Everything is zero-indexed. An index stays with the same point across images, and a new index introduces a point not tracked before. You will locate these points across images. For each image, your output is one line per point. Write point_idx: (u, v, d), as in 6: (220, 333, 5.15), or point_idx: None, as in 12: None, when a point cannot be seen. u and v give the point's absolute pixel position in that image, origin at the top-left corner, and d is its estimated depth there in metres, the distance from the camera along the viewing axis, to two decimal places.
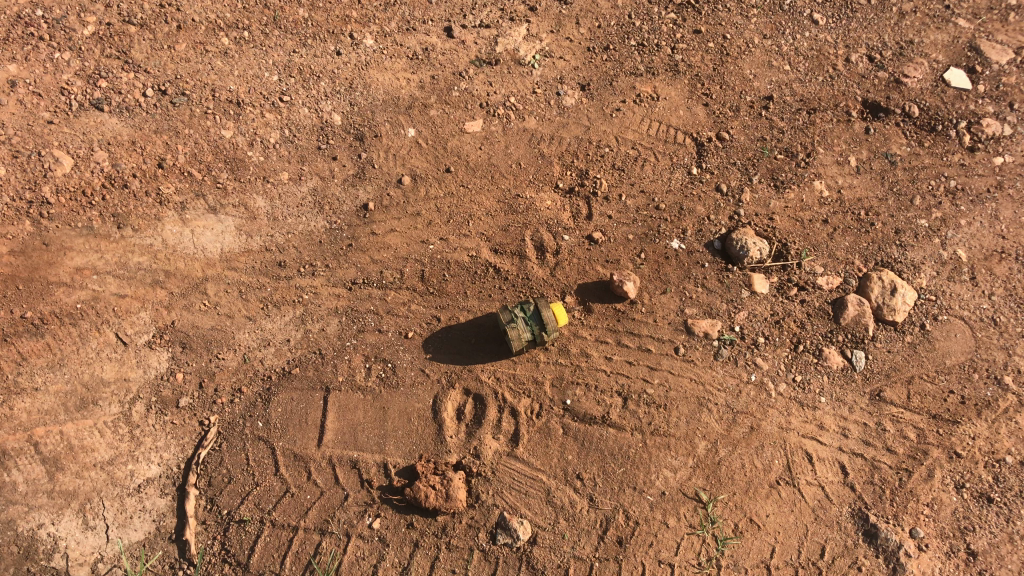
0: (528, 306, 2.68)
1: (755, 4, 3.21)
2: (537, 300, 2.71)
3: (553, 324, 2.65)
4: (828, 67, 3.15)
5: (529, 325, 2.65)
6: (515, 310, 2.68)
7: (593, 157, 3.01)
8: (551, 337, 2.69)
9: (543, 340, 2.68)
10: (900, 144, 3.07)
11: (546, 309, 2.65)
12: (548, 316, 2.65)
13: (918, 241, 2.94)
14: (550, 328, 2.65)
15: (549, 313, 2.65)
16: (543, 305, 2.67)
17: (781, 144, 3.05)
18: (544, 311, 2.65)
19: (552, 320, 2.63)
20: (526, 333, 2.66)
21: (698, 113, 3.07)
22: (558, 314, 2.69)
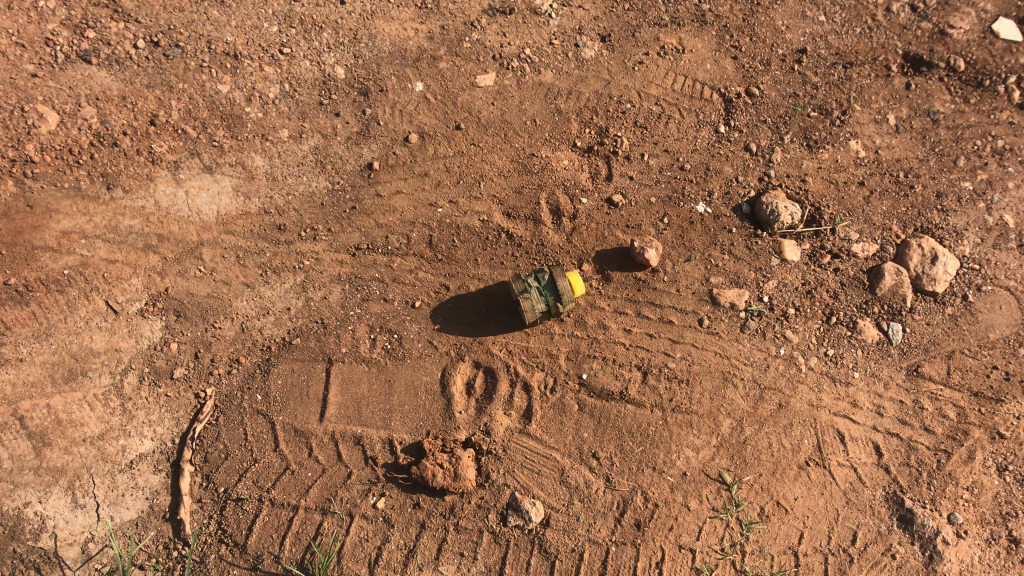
0: (542, 274, 2.53)
1: None
2: (552, 269, 2.55)
3: (569, 294, 2.50)
4: (867, 18, 2.90)
5: (543, 296, 2.51)
6: (528, 278, 2.53)
7: (613, 114, 2.82)
8: (568, 307, 2.54)
9: (559, 312, 2.53)
10: (944, 101, 2.85)
11: (563, 277, 2.50)
12: (564, 285, 2.50)
13: (961, 205, 2.76)
14: (566, 297, 2.50)
15: (565, 283, 2.50)
16: (558, 273, 2.51)
17: (814, 101, 2.85)
18: (559, 279, 2.50)
19: (568, 290, 2.49)
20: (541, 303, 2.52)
21: (726, 67, 2.87)
22: (575, 283, 2.54)
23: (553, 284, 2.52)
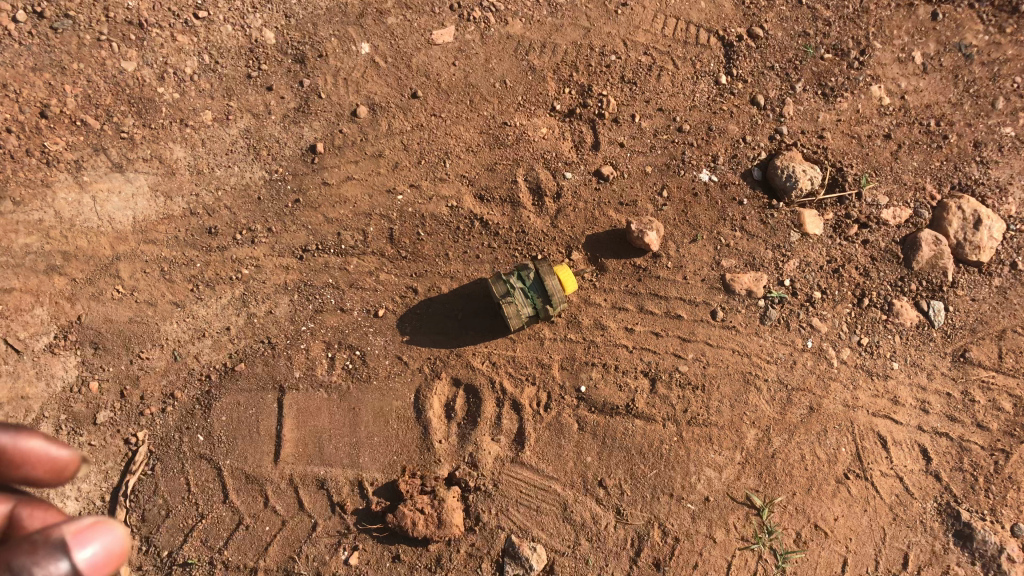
0: (524, 271, 2.13)
1: None
2: (535, 264, 2.15)
3: (558, 294, 2.11)
4: None
5: (529, 298, 2.12)
6: (508, 278, 2.13)
7: (595, 69, 2.39)
8: (558, 308, 2.15)
9: (548, 314, 2.15)
10: (976, 32, 2.42)
11: (549, 275, 2.10)
12: (552, 284, 2.10)
13: (1003, 155, 2.37)
14: (555, 299, 2.11)
15: (554, 281, 2.11)
16: (543, 270, 2.11)
17: (827, 40, 2.42)
18: (545, 278, 2.10)
19: (558, 291, 2.10)
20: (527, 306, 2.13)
21: (723, 4, 2.43)
22: (565, 279, 2.14)
23: (538, 282, 2.12)
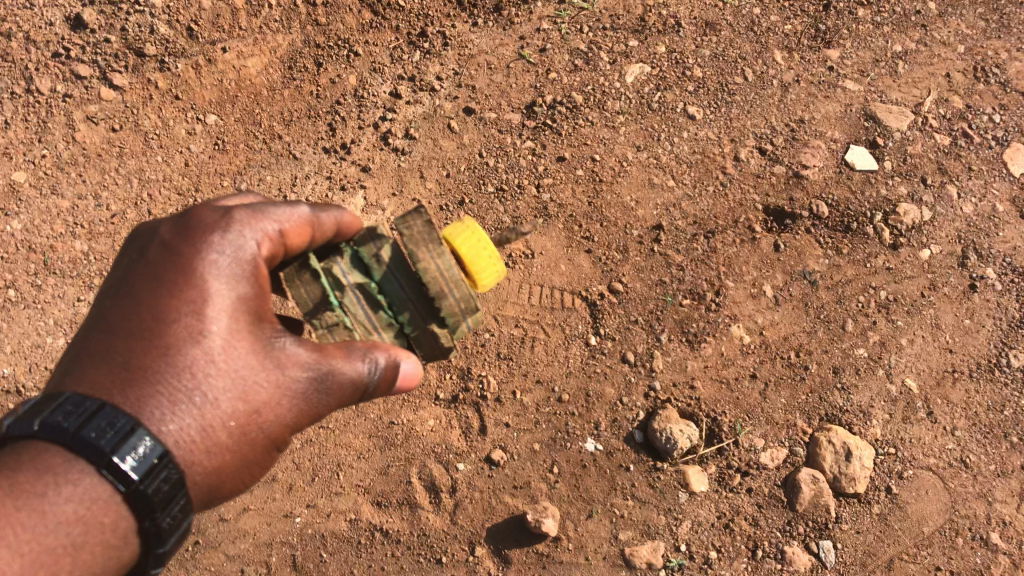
0: (373, 250, 1.70)
1: (620, 110, 2.94)
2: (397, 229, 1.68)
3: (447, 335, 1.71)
4: (716, 173, 2.87)
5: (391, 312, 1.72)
6: (337, 265, 1.71)
7: (471, 349, 2.66)
8: (453, 334, 1.72)
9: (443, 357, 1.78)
10: (816, 257, 2.78)
11: (447, 254, 1.65)
12: (447, 271, 1.64)
13: (860, 378, 2.65)
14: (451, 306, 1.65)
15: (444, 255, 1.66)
16: (426, 240, 1.64)
17: (682, 286, 2.72)
18: (423, 265, 1.64)
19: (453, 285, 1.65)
20: (388, 328, 1.74)
21: (582, 264, 2.75)
22: (493, 249, 1.72)
23: (393, 273, 1.69)
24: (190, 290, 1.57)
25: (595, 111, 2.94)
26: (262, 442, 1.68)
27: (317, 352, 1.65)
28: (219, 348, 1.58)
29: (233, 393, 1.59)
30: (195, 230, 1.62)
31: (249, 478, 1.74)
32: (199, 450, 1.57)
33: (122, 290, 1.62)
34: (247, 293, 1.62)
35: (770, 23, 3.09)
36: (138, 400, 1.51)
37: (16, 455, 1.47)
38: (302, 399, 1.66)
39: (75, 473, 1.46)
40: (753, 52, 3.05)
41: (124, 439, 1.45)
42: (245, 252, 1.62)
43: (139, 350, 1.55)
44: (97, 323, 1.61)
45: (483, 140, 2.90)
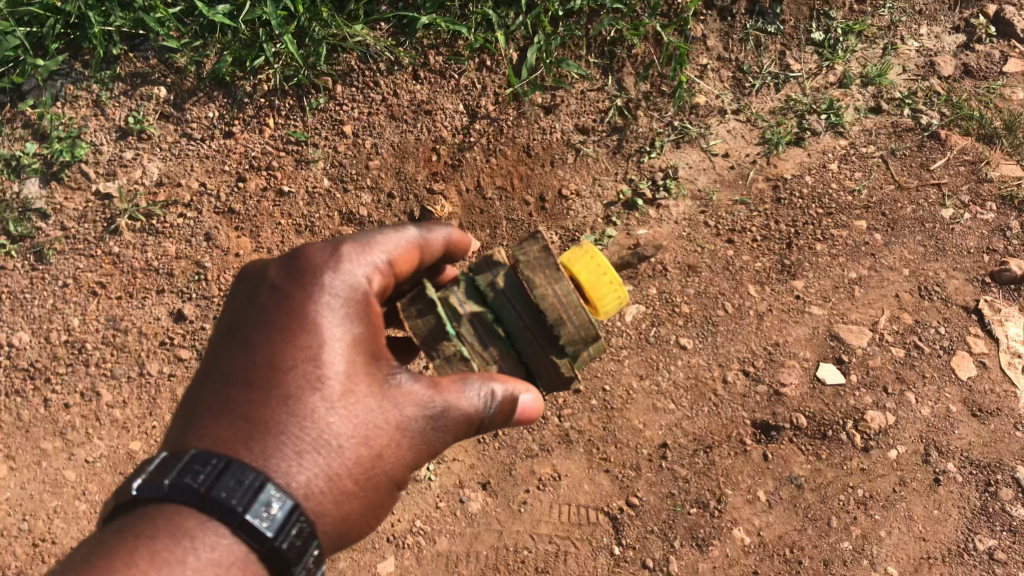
0: (488, 278, 2.24)
1: (624, 347, 3.56)
2: (513, 255, 2.20)
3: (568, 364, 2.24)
4: (709, 394, 3.50)
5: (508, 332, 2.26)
6: (454, 295, 2.24)
7: (514, 565, 3.42)
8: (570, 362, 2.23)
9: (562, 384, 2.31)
10: (800, 462, 3.41)
11: (564, 280, 2.16)
12: (564, 297, 2.15)
13: (848, 566, 3.33)
14: (571, 333, 2.15)
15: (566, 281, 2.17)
16: (545, 271, 2.16)
17: (689, 495, 3.40)
18: (542, 292, 2.15)
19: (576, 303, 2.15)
20: (505, 351, 2.28)
21: (603, 483, 3.44)
22: (612, 272, 2.26)
23: (508, 299, 2.23)
24: (309, 341, 2.10)
25: (603, 349, 3.54)
26: (380, 481, 2.17)
27: (432, 390, 2.15)
28: (336, 394, 2.09)
29: (353, 436, 2.09)
30: (313, 271, 2.19)
31: (375, 515, 2.22)
32: (328, 503, 2.07)
33: (246, 342, 2.16)
34: (358, 326, 2.17)
35: (742, 261, 3.69)
36: (265, 451, 2.01)
37: (154, 519, 1.93)
38: (412, 436, 2.16)
39: (210, 533, 1.91)
40: (730, 288, 3.65)
41: (251, 498, 1.91)
42: (358, 281, 2.21)
43: (267, 403, 2.06)
44: (222, 374, 2.14)
45: None
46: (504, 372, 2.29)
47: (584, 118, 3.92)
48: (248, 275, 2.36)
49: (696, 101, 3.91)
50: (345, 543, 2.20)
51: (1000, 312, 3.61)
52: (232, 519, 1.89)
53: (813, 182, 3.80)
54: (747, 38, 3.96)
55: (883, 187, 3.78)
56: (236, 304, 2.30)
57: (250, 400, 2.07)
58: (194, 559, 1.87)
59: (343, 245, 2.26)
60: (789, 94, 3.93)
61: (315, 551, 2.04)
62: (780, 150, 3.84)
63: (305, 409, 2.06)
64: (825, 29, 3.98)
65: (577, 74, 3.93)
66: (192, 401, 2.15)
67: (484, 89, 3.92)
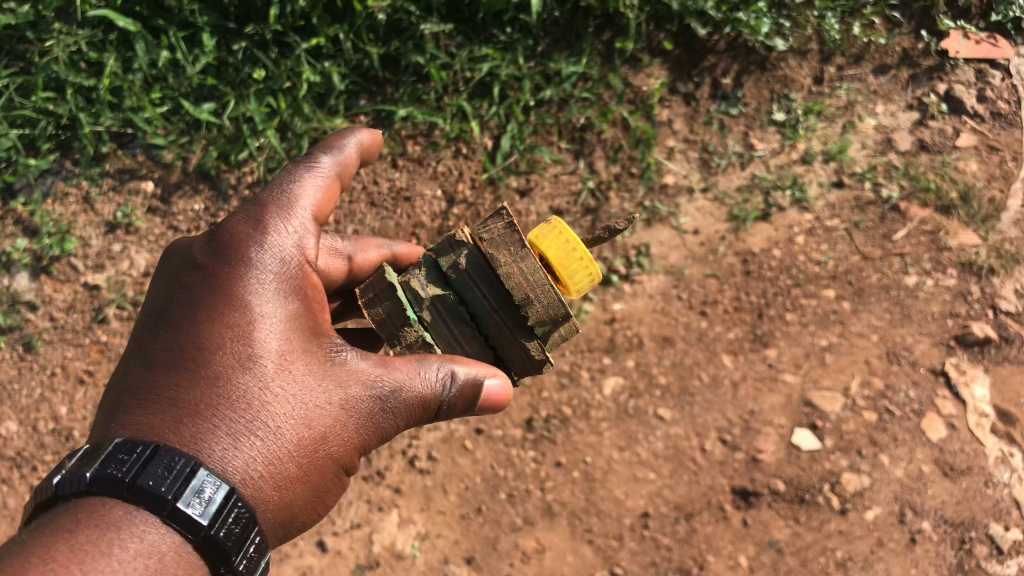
0: (449, 260, 2.28)
1: (602, 417, 3.69)
2: (478, 234, 2.22)
3: (538, 345, 2.30)
4: (689, 463, 3.58)
5: (474, 313, 2.31)
6: (416, 279, 2.31)
7: None
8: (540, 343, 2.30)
9: (534, 366, 2.38)
10: (779, 527, 3.44)
11: (531, 258, 2.17)
12: (531, 275, 2.17)
13: None
14: (540, 312, 2.20)
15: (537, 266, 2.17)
16: (511, 249, 2.18)
17: (672, 563, 3.45)
18: (507, 270, 2.18)
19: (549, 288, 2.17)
20: (471, 335, 2.33)
21: (586, 553, 3.49)
22: (580, 247, 2.17)
23: (472, 281, 2.27)
24: (240, 320, 2.12)
25: (583, 421, 3.69)
26: (325, 466, 2.18)
27: (379, 369, 2.19)
28: (273, 375, 2.10)
29: (293, 418, 2.10)
30: (240, 242, 2.23)
31: (319, 501, 2.23)
32: (267, 490, 2.06)
33: (172, 323, 2.13)
34: (291, 305, 2.22)
35: (716, 333, 3.81)
36: (195, 436, 1.99)
37: (74, 512, 1.84)
38: (357, 418, 2.18)
39: (137, 523, 1.84)
40: (705, 359, 3.77)
41: (182, 485, 1.87)
42: (286, 247, 2.29)
43: (197, 386, 2.04)
44: (146, 356, 2.10)
45: (493, 455, 3.66)
46: (472, 355, 2.36)
47: (558, 200, 4.11)
48: (171, 252, 2.35)
49: (665, 181, 4.12)
50: (288, 530, 2.20)
51: (966, 373, 3.62)
52: (162, 507, 1.85)
53: (781, 255, 3.94)
54: (711, 121, 4.20)
55: (849, 258, 3.89)
56: (159, 284, 2.28)
57: (178, 377, 2.05)
58: (122, 551, 1.80)
59: (266, 209, 2.33)
60: (755, 171, 4.12)
61: (254, 540, 2.01)
62: (747, 225, 4.02)
63: (237, 390, 2.06)
64: (787, 109, 4.20)
65: (549, 159, 4.16)
66: (116, 387, 2.10)
67: (460, 174, 4.13)
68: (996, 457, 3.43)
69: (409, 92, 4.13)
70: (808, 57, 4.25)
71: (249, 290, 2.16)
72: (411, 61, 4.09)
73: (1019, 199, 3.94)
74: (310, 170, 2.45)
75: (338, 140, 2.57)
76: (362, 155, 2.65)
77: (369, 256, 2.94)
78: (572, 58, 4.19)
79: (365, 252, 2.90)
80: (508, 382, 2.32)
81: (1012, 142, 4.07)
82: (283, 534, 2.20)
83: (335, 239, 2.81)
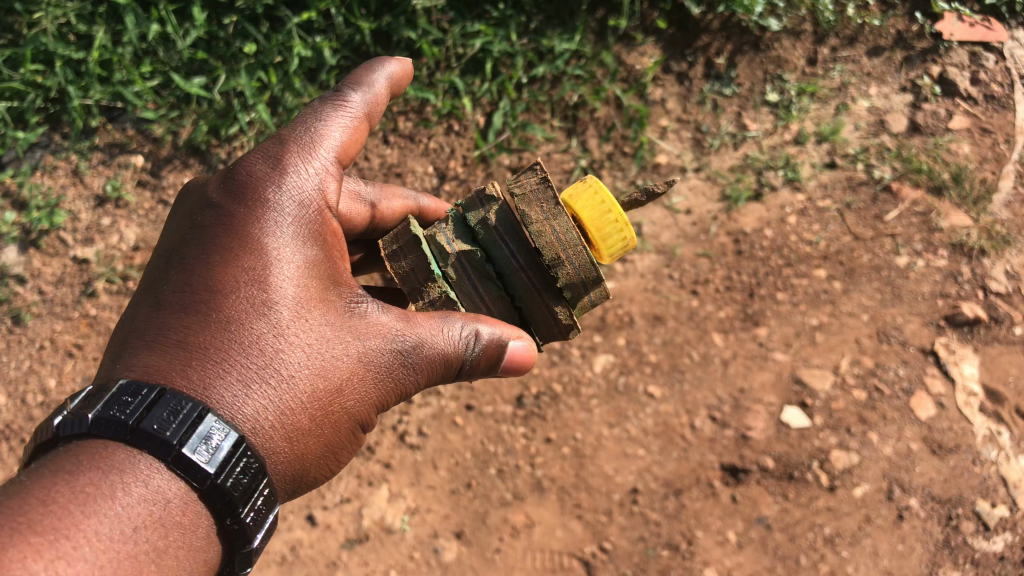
0: (477, 215, 2.28)
1: (592, 395, 3.72)
2: (511, 191, 2.21)
3: (564, 309, 2.31)
4: (678, 439, 3.58)
5: (501, 271, 2.31)
6: (443, 233, 2.32)
7: None
8: (568, 309, 2.31)
9: (559, 331, 2.39)
10: (768, 503, 3.43)
11: (563, 217, 2.15)
12: (562, 235, 2.15)
13: None
14: (570, 274, 2.19)
15: (571, 229, 2.15)
16: (544, 205, 2.16)
17: (661, 539, 3.43)
18: (539, 228, 2.16)
19: (581, 252, 2.16)
20: (496, 295, 2.35)
21: (575, 528, 3.48)
22: (615, 209, 2.16)
23: (501, 238, 2.27)
24: (255, 265, 2.11)
25: (574, 398, 3.72)
26: (339, 419, 2.19)
27: (401, 324, 2.22)
28: (287, 323, 2.09)
29: (308, 367, 2.10)
30: (258, 184, 2.21)
31: (331, 454, 2.24)
32: (279, 439, 2.06)
33: (184, 265, 2.12)
34: (310, 250, 2.20)
35: (707, 312, 3.83)
36: (204, 380, 1.97)
37: (75, 454, 1.83)
38: (373, 370, 2.19)
39: (141, 468, 1.84)
40: (695, 337, 3.78)
41: (189, 430, 1.86)
42: (306, 189, 2.27)
43: (208, 330, 2.03)
44: (156, 298, 2.09)
45: (483, 431, 3.69)
46: (497, 315, 2.37)
47: (551, 178, 4.12)
48: (188, 190, 2.33)
49: (657, 161, 4.14)
50: (299, 482, 2.20)
51: (955, 352, 3.60)
52: (168, 452, 1.84)
53: (772, 235, 3.94)
54: (704, 101, 4.20)
55: (840, 239, 3.89)
56: (172, 225, 2.27)
57: (190, 320, 2.04)
58: (126, 495, 1.80)
59: (287, 148, 2.31)
60: (747, 151, 4.13)
61: (265, 491, 2.02)
62: (739, 205, 4.02)
63: (252, 337, 2.06)
64: (780, 90, 4.20)
65: (542, 137, 4.17)
66: (125, 328, 2.09)
67: (452, 152, 4.14)
68: (984, 435, 3.42)
69: None
70: (802, 38, 4.23)
71: (266, 234, 2.15)
72: (402, 36, 4.07)
73: (1010, 181, 3.94)
74: (338, 109, 2.44)
75: (368, 76, 2.54)
76: (392, 89, 2.63)
77: (396, 206, 2.94)
78: (565, 35, 4.18)
79: (391, 200, 2.92)
80: (532, 344, 2.36)
81: (1004, 125, 4.07)
82: (295, 487, 2.22)
83: (357, 183, 2.84)
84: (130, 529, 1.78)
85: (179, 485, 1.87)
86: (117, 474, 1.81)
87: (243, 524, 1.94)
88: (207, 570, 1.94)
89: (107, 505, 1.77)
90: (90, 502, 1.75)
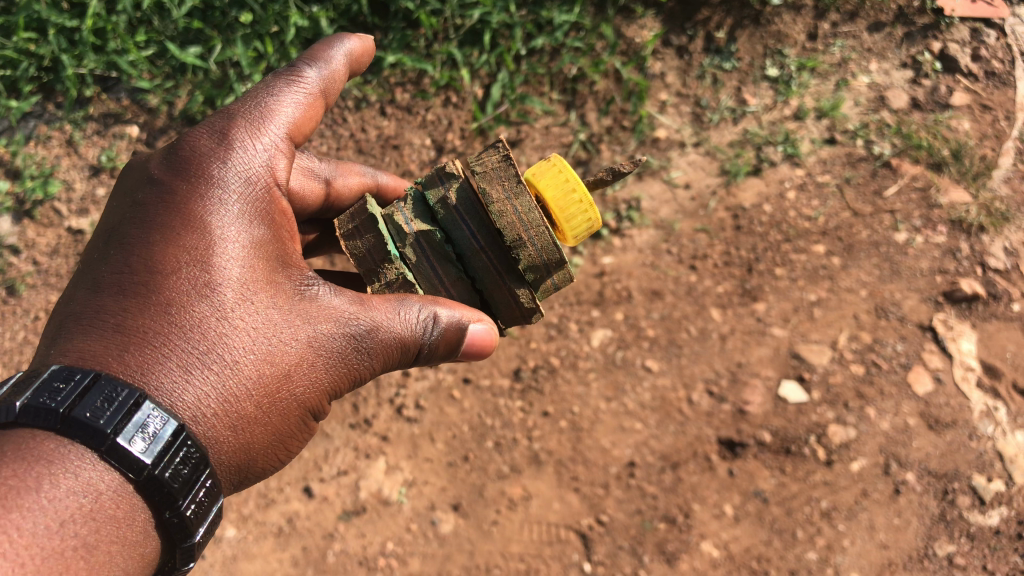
0: (437, 194, 2.24)
1: (590, 368, 3.71)
2: (471, 169, 2.17)
3: (527, 293, 2.29)
4: (675, 414, 3.58)
5: (460, 253, 2.28)
6: (401, 213, 2.28)
7: None
8: (530, 293, 2.30)
9: (522, 315, 2.38)
10: (765, 477, 3.42)
11: (526, 196, 2.12)
12: (525, 215, 2.13)
13: None
14: (532, 255, 2.18)
15: (536, 210, 2.13)
16: (506, 184, 2.12)
17: (658, 512, 3.42)
18: (500, 208, 2.13)
19: (548, 232, 2.14)
20: (456, 277, 2.31)
21: (572, 501, 3.47)
22: (579, 188, 2.14)
23: (461, 219, 2.23)
24: (198, 246, 2.05)
25: (571, 372, 3.71)
26: (288, 406, 2.14)
27: (355, 306, 2.16)
28: (232, 306, 2.04)
29: (253, 352, 2.04)
30: (203, 161, 2.16)
31: (281, 442, 2.20)
32: (222, 428, 2.01)
33: (123, 246, 2.06)
34: (257, 230, 2.15)
35: (705, 287, 3.82)
36: (143, 366, 1.91)
37: (2, 444, 1.76)
38: (324, 355, 2.14)
39: (72, 459, 1.77)
40: (693, 312, 3.77)
41: (125, 418, 1.79)
42: (253, 167, 2.23)
43: (147, 314, 1.97)
44: (94, 281, 2.03)
45: (480, 404, 3.69)
46: (457, 297, 2.34)
47: (549, 151, 4.10)
48: (132, 167, 2.27)
49: (657, 135, 4.13)
50: (246, 471, 2.16)
51: (953, 329, 3.59)
52: (101, 441, 1.76)
53: (772, 210, 3.93)
54: (704, 75, 4.18)
55: (840, 214, 3.88)
56: (114, 204, 2.20)
57: (130, 303, 1.98)
58: (54, 488, 1.74)
59: (235, 124, 2.27)
60: (747, 126, 4.11)
61: (207, 483, 1.95)
62: (738, 180, 4.00)
63: (195, 321, 2.00)
64: (780, 65, 4.17)
65: (540, 110, 4.15)
66: (61, 311, 2.03)
67: (450, 124, 4.11)
68: (981, 410, 3.42)
69: (398, 39, 4.08)
70: (802, 13, 4.20)
71: (211, 214, 2.10)
72: (400, 7, 4.04)
73: (1010, 157, 3.92)
74: (292, 84, 2.41)
75: (326, 51, 2.52)
76: (351, 67, 2.61)
77: (352, 183, 2.93)
78: (564, 7, 4.14)
79: (347, 177, 2.89)
80: (494, 328, 2.33)
81: (1005, 101, 4.04)
82: (241, 475, 2.16)
83: (311, 159, 2.79)
84: (58, 524, 1.73)
85: (114, 477, 1.81)
86: (46, 465, 1.75)
87: (183, 517, 1.89)
88: (145, 563, 1.90)
89: (34, 499, 1.71)
90: (16, 497, 1.70)
